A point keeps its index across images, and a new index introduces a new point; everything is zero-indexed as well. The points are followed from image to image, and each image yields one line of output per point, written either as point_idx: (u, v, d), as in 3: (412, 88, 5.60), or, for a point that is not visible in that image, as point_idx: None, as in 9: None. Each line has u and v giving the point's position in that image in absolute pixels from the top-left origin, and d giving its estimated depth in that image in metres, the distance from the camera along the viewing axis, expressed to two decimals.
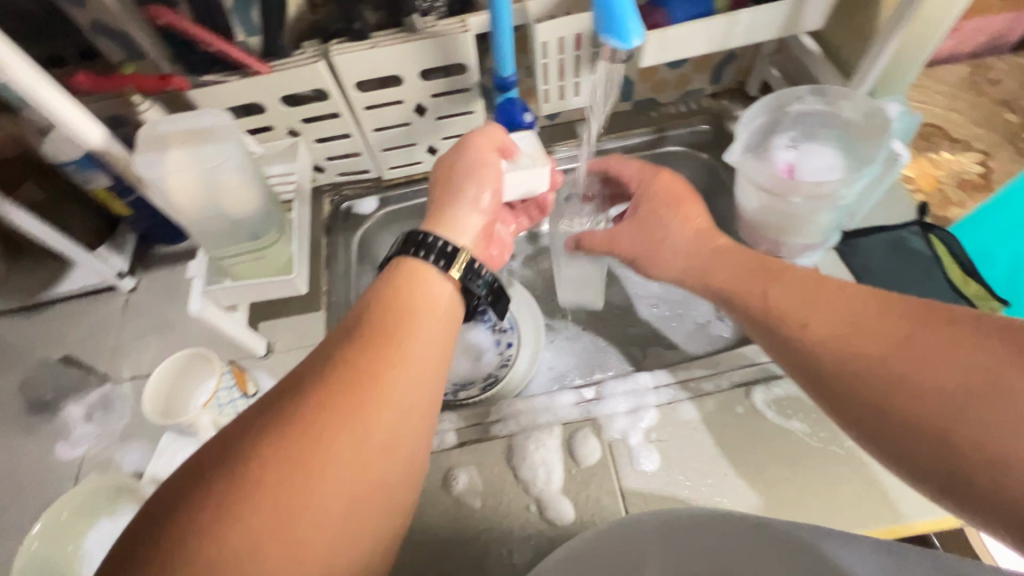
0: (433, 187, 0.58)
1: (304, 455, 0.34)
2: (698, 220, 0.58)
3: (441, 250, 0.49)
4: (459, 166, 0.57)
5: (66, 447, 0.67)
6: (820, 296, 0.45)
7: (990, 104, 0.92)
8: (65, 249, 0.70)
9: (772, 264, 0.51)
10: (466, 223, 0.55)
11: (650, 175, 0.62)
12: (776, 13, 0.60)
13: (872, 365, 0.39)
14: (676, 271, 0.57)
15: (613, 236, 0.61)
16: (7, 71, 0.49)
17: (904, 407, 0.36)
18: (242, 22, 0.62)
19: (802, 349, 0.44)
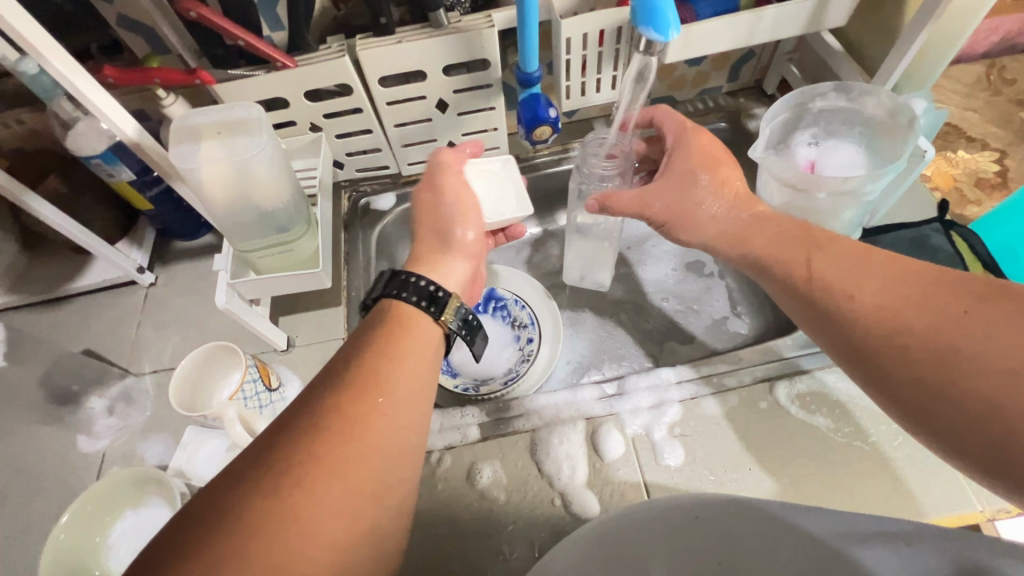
0: (417, 229, 0.58)
1: (290, 506, 0.34)
2: (736, 183, 0.57)
3: (425, 291, 0.49)
4: (443, 213, 0.57)
5: (89, 440, 0.67)
6: (869, 267, 0.45)
7: (1006, 103, 0.92)
8: (87, 243, 0.69)
9: (817, 233, 0.50)
10: (452, 269, 0.55)
11: (687, 134, 0.59)
12: (803, 9, 0.60)
13: (921, 340, 0.39)
14: (711, 236, 0.56)
15: (643, 197, 0.57)
16: (43, 57, 0.48)
17: (953, 382, 0.36)
18: (268, 17, 0.64)
19: (846, 320, 0.43)
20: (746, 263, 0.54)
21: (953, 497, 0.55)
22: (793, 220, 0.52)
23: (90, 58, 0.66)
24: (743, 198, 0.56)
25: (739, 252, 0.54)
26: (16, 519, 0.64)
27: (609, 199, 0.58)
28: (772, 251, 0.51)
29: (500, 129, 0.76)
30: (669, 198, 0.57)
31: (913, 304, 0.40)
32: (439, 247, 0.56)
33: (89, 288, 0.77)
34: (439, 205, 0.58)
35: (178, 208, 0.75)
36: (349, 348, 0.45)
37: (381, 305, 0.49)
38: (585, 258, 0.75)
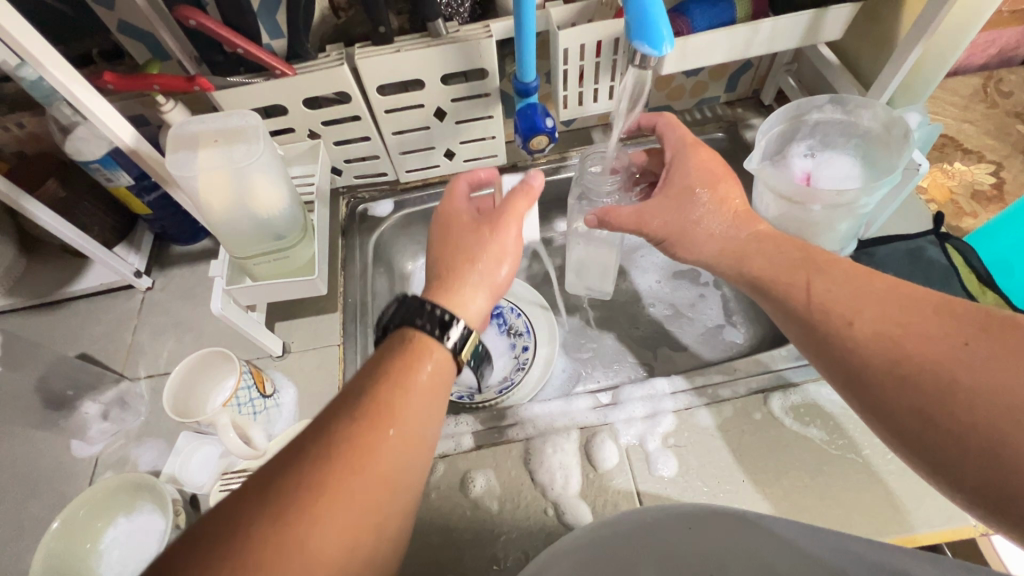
0: (433, 254, 0.56)
1: (282, 542, 0.33)
2: (736, 200, 0.57)
3: (437, 318, 0.48)
4: (485, 251, 0.54)
5: (82, 444, 0.67)
6: (868, 292, 0.45)
7: (1003, 115, 0.93)
8: (84, 247, 0.69)
9: (815, 255, 0.51)
10: (476, 302, 0.52)
11: (687, 148, 0.59)
12: (799, 22, 0.60)
13: (920, 368, 0.39)
14: (709, 255, 0.56)
15: (641, 213, 0.57)
16: (43, 66, 0.49)
17: (952, 413, 0.37)
18: (268, 26, 0.65)
19: (846, 345, 0.44)
20: (743, 281, 0.54)
21: (947, 512, 0.54)
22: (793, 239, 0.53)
23: (91, 63, 0.67)
24: (742, 217, 0.56)
25: (737, 262, 0.54)
26: (8, 523, 0.63)
27: (609, 213, 0.58)
28: (771, 271, 0.51)
29: (498, 137, 0.76)
30: (667, 215, 0.56)
31: (912, 332, 0.41)
32: (473, 277, 0.53)
33: (88, 291, 0.77)
34: (484, 243, 0.54)
35: (176, 213, 0.75)
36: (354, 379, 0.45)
37: (404, 331, 0.48)
38: (585, 268, 0.75)
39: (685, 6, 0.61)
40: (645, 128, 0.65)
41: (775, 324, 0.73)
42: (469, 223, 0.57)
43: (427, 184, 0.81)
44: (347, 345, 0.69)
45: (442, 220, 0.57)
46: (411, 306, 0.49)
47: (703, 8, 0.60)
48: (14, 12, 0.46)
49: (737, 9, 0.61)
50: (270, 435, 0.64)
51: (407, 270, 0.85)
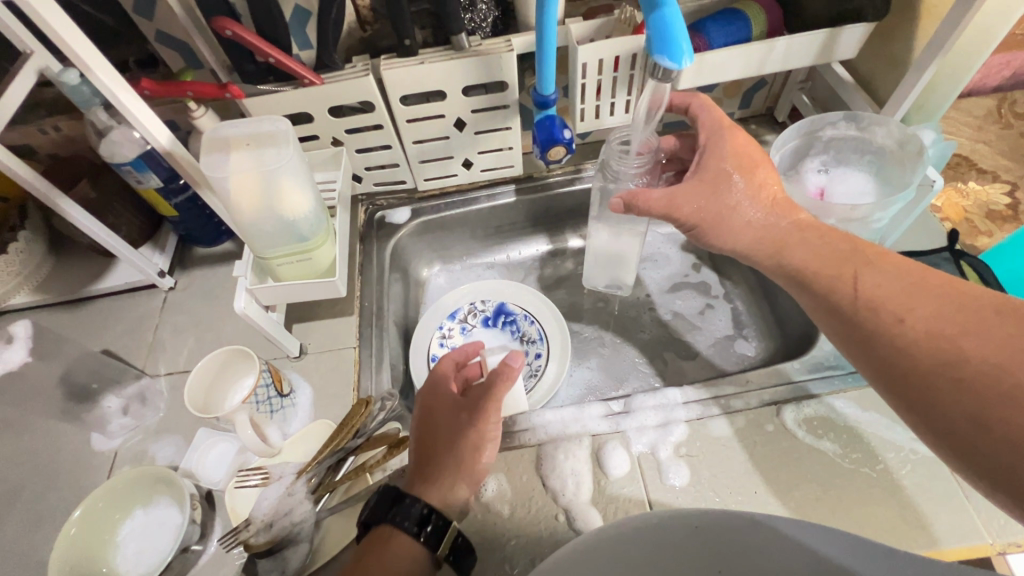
0: (411, 444, 0.56)
1: None
2: (774, 187, 0.56)
3: (418, 516, 0.49)
4: (464, 440, 0.53)
5: (102, 438, 0.69)
6: (923, 289, 0.43)
7: (1017, 136, 0.93)
8: (112, 246, 0.71)
9: (863, 248, 0.49)
10: (455, 491, 0.52)
11: (722, 133, 0.58)
12: (813, 41, 0.62)
13: (977, 371, 0.38)
14: (744, 243, 0.55)
15: (672, 198, 0.55)
16: (91, 72, 0.52)
17: (1012, 420, 0.35)
18: (298, 37, 0.68)
19: (894, 343, 0.42)
20: (781, 273, 0.53)
21: (964, 529, 0.54)
22: (839, 230, 0.51)
23: (127, 71, 0.70)
24: (782, 205, 0.55)
25: (775, 252, 0.53)
26: (28, 513, 0.64)
27: (637, 197, 0.55)
28: (815, 263, 0.50)
29: (515, 148, 0.78)
30: (700, 202, 0.54)
31: (970, 333, 0.39)
32: (452, 465, 0.52)
33: (113, 290, 0.79)
34: (464, 430, 0.53)
35: (201, 215, 0.77)
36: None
37: (380, 527, 0.50)
38: (606, 264, 0.77)
39: (702, 24, 0.62)
40: (677, 109, 0.63)
41: (787, 337, 0.74)
42: (451, 406, 0.55)
43: (443, 193, 0.83)
44: (363, 349, 0.70)
45: (423, 397, 0.58)
46: (397, 501, 0.50)
47: (719, 26, 0.62)
48: (62, 13, 0.49)
49: (752, 28, 0.62)
50: (286, 435, 0.65)
51: (422, 276, 0.88)
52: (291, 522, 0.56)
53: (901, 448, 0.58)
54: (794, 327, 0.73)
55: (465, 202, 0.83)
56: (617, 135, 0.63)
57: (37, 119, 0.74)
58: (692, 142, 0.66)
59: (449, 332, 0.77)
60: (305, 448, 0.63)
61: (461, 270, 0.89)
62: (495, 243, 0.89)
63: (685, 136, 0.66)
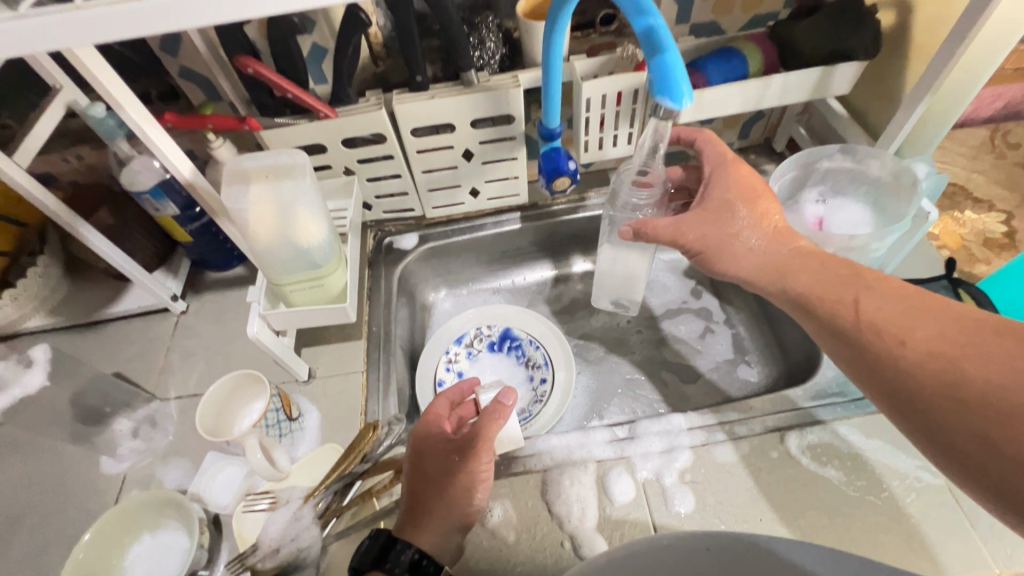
0: (404, 481, 0.57)
1: None
2: (775, 217, 0.58)
3: (410, 564, 0.50)
4: (455, 483, 0.54)
5: (111, 461, 0.69)
6: (923, 311, 0.44)
7: (1010, 166, 0.96)
8: (127, 271, 0.73)
9: (864, 273, 0.50)
10: (446, 535, 0.53)
11: (726, 166, 0.60)
12: (808, 78, 0.64)
13: (981, 391, 0.37)
14: (747, 270, 0.56)
15: (677, 226, 0.57)
16: (124, 110, 0.53)
17: (1018, 442, 0.35)
18: (315, 71, 0.71)
19: (897, 366, 0.43)
20: (784, 298, 0.54)
21: (972, 559, 0.54)
22: (838, 256, 0.52)
23: (149, 103, 0.73)
24: (783, 234, 0.57)
25: (779, 278, 0.54)
26: (35, 536, 0.65)
27: (647, 226, 0.58)
28: (816, 289, 0.51)
29: (521, 177, 0.80)
30: (704, 229, 0.57)
31: (972, 354, 0.39)
32: (444, 509, 0.53)
33: (126, 313, 0.81)
34: (454, 474, 0.54)
35: (214, 241, 0.79)
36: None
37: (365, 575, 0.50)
38: (613, 284, 0.78)
39: (701, 62, 0.65)
40: (684, 142, 0.66)
41: (789, 363, 0.74)
42: (443, 449, 0.56)
43: (451, 220, 0.85)
44: (370, 373, 0.71)
45: (416, 439, 0.58)
46: (387, 547, 0.51)
47: (717, 64, 0.64)
48: (109, 69, 0.52)
49: (749, 65, 0.65)
50: (293, 459, 0.66)
51: (429, 301, 0.89)
52: (298, 548, 0.56)
53: (906, 476, 0.59)
54: (796, 352, 0.74)
55: (472, 229, 0.85)
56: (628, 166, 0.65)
57: (61, 148, 0.77)
58: (698, 174, 0.68)
59: (455, 356, 0.78)
60: (311, 474, 0.64)
61: (467, 294, 0.91)
62: (501, 268, 0.91)
63: (692, 167, 0.69)
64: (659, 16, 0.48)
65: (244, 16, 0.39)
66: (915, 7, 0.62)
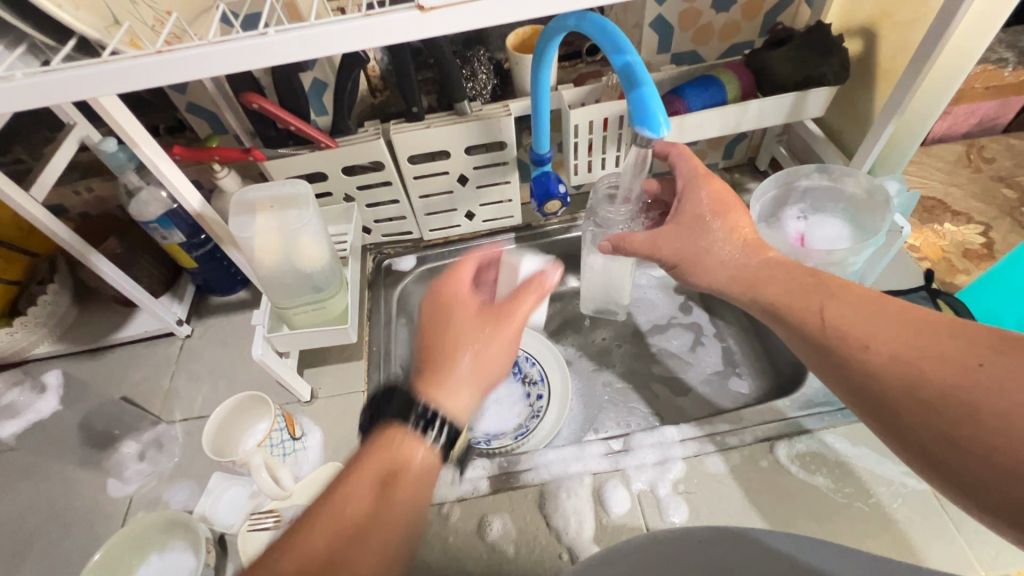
0: (419, 342, 0.52)
1: None
2: (746, 229, 0.60)
3: (425, 414, 0.46)
4: (479, 346, 0.49)
5: (118, 484, 0.71)
6: (882, 315, 0.46)
7: (987, 180, 0.99)
8: (135, 297, 0.75)
9: (827, 281, 0.52)
10: (463, 400, 0.48)
11: (699, 181, 0.62)
12: (784, 103, 0.68)
13: (939, 391, 0.40)
14: (720, 281, 0.58)
15: (654, 240, 0.60)
16: (138, 146, 0.56)
17: (976, 438, 0.37)
18: (315, 104, 0.75)
19: (863, 371, 0.45)
20: (757, 307, 0.56)
21: (957, 562, 0.55)
22: (803, 265, 0.55)
23: (157, 136, 0.76)
24: (752, 245, 0.59)
25: (749, 288, 0.56)
26: (44, 559, 0.66)
27: (625, 240, 0.62)
28: (784, 298, 0.53)
29: (514, 201, 0.83)
30: (680, 242, 0.59)
31: (929, 356, 0.41)
32: (461, 373, 0.48)
33: (132, 338, 0.83)
34: (480, 337, 0.50)
35: (219, 267, 0.82)
36: (315, 502, 0.44)
37: (381, 428, 0.47)
38: (601, 288, 0.80)
39: (681, 89, 0.69)
40: (658, 156, 0.67)
41: (779, 374, 0.77)
42: (467, 313, 0.52)
43: (448, 242, 0.88)
44: (371, 392, 0.73)
45: (438, 299, 0.53)
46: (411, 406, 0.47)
47: (697, 91, 0.68)
48: (127, 111, 0.55)
49: (728, 91, 0.69)
50: (298, 477, 0.68)
51: None
52: None
53: (892, 483, 0.60)
54: (785, 363, 0.76)
55: (468, 250, 0.88)
56: (606, 184, 0.69)
57: (73, 181, 0.80)
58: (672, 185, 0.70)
59: None
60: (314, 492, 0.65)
61: None
62: None
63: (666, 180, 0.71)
64: (635, 54, 0.50)
65: (252, 67, 0.42)
66: (879, 35, 0.66)
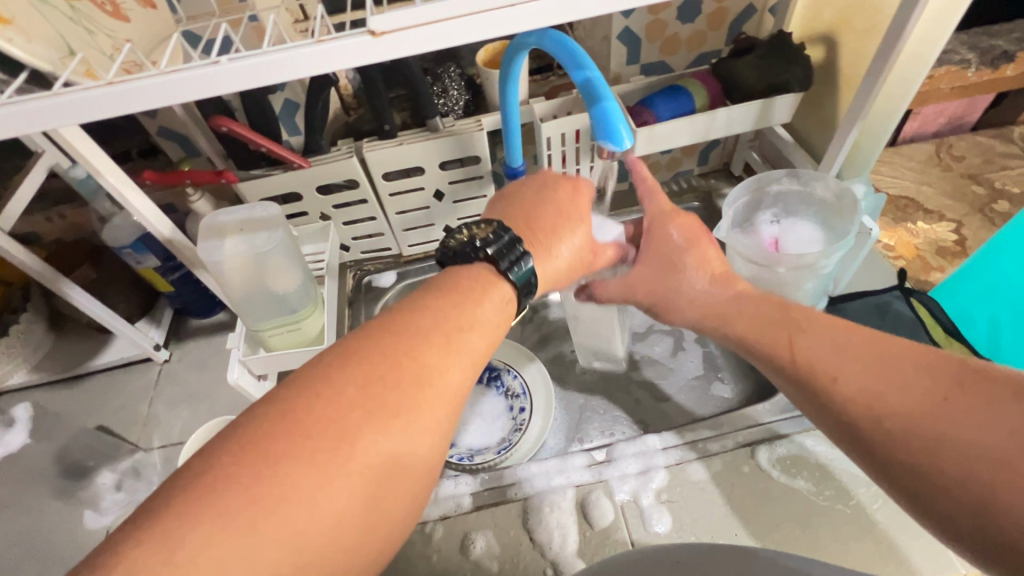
0: (509, 208, 0.55)
1: (335, 460, 0.33)
2: (716, 261, 0.59)
3: (510, 252, 0.47)
4: (562, 229, 0.54)
5: (94, 515, 0.69)
6: (851, 348, 0.46)
7: (957, 177, 1.01)
8: (110, 323, 0.75)
9: (795, 313, 0.53)
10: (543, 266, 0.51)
11: (665, 219, 0.59)
12: (750, 111, 0.69)
13: (905, 425, 0.40)
14: (693, 318, 0.59)
15: (628, 283, 0.60)
16: (101, 177, 0.56)
17: (944, 471, 0.37)
18: (288, 124, 0.75)
19: (831, 402, 0.45)
20: (729, 342, 0.57)
21: (937, 561, 0.56)
22: (771, 299, 0.55)
23: (129, 160, 0.76)
24: (721, 278, 0.58)
25: (721, 324, 0.57)
26: None
27: (597, 288, 0.62)
28: (753, 332, 0.54)
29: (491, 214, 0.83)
30: (652, 283, 0.59)
31: (894, 388, 0.42)
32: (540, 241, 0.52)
33: (109, 365, 0.82)
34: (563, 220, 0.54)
35: (196, 290, 0.81)
36: (405, 307, 0.42)
37: (487, 262, 0.47)
38: (590, 334, 0.77)
39: (650, 100, 0.70)
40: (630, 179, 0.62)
41: (759, 378, 0.77)
42: (559, 197, 0.55)
43: (428, 256, 0.88)
44: None
45: (546, 181, 0.57)
46: (517, 253, 0.47)
47: (665, 101, 0.69)
48: (91, 141, 0.55)
49: (696, 100, 0.70)
50: None
51: None
52: None
53: (872, 484, 0.61)
54: None
55: None
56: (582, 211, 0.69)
57: (45, 209, 0.79)
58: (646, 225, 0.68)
59: None
60: None
61: None
62: None
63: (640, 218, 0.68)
64: (595, 69, 0.51)
65: (220, 93, 0.42)
66: (840, 41, 0.67)
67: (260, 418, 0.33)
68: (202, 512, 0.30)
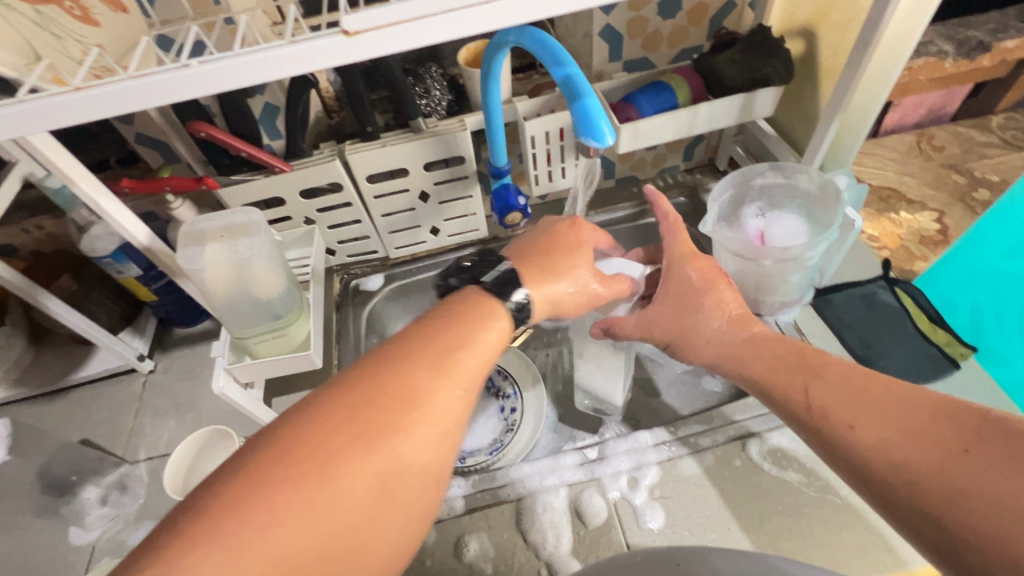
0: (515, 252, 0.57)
1: (320, 482, 0.34)
2: (731, 303, 0.59)
3: (501, 279, 0.50)
4: (569, 256, 0.55)
5: (79, 531, 0.68)
6: (866, 396, 0.46)
7: (938, 167, 1.02)
8: (91, 335, 0.73)
9: (810, 357, 0.53)
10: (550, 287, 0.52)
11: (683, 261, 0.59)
12: (730, 106, 0.70)
13: (925, 477, 0.40)
14: (709, 358, 0.59)
15: (646, 319, 0.59)
16: (75, 184, 0.55)
17: (965, 524, 0.37)
18: (268, 128, 0.74)
19: (848, 452, 0.45)
20: (744, 382, 0.56)
21: None
22: (788, 341, 0.55)
23: (107, 168, 0.75)
24: (738, 321, 0.58)
25: (736, 364, 0.57)
26: None
27: (614, 324, 0.60)
28: (770, 375, 0.54)
29: (478, 213, 0.83)
30: (671, 319, 0.59)
31: (911, 437, 0.42)
32: (542, 262, 0.53)
33: (92, 376, 0.81)
34: (569, 247, 0.55)
35: (180, 298, 0.80)
36: (400, 335, 0.44)
37: (481, 290, 0.49)
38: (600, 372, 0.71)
39: (633, 96, 0.70)
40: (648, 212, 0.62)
41: None
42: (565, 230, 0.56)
43: (415, 257, 0.87)
44: None
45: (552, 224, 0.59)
46: (511, 284, 0.50)
47: (648, 97, 0.69)
48: (64, 149, 0.54)
49: (678, 95, 0.70)
50: None
51: None
52: None
53: None
54: None
55: (436, 265, 0.87)
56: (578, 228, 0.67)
57: (21, 219, 0.78)
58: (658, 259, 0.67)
59: None
60: None
61: None
62: None
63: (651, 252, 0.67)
64: (575, 66, 0.51)
65: (196, 97, 0.41)
66: (819, 35, 0.68)
67: (259, 442, 0.36)
68: (195, 534, 0.32)
